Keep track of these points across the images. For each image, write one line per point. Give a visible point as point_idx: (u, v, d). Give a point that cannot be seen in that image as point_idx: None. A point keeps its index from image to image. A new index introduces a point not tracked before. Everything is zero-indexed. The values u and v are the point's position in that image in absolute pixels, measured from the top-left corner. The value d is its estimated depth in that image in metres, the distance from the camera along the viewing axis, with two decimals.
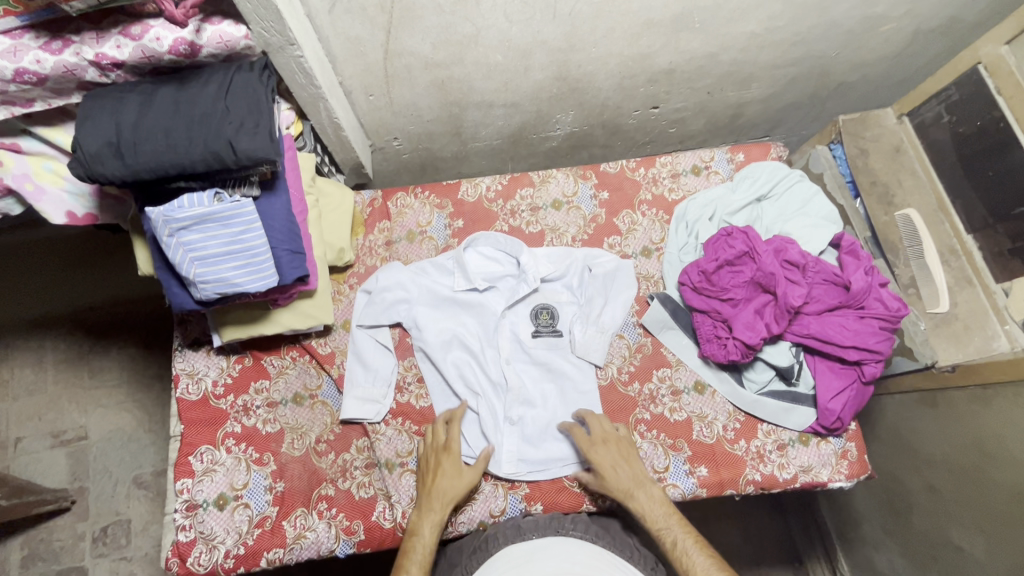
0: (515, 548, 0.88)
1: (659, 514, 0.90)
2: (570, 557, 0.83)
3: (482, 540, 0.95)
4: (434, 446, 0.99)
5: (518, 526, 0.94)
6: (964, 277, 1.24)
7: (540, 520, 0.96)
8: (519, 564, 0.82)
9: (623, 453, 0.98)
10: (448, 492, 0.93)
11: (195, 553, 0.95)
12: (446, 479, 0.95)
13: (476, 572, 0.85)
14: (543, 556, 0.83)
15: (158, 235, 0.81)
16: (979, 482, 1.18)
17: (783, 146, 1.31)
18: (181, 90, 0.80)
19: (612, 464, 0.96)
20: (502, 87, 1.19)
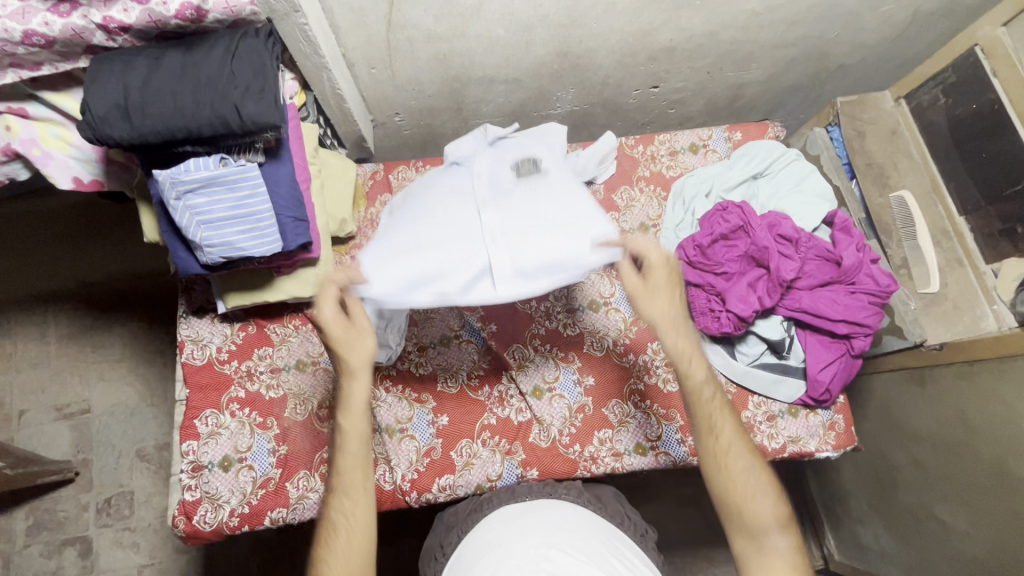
0: (510, 505, 0.93)
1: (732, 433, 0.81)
2: (560, 515, 0.88)
3: (479, 503, 0.98)
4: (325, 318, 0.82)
5: (514, 490, 0.97)
6: (954, 258, 1.28)
7: (534, 485, 0.98)
8: (511, 519, 0.87)
9: (674, 295, 0.86)
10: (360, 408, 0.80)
11: (201, 512, 0.98)
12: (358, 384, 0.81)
13: (471, 531, 0.90)
14: (535, 513, 0.88)
15: (164, 199, 0.82)
16: (962, 456, 1.21)
17: (781, 127, 1.33)
18: (187, 54, 0.80)
19: (663, 308, 0.85)
20: (503, 62, 1.20)
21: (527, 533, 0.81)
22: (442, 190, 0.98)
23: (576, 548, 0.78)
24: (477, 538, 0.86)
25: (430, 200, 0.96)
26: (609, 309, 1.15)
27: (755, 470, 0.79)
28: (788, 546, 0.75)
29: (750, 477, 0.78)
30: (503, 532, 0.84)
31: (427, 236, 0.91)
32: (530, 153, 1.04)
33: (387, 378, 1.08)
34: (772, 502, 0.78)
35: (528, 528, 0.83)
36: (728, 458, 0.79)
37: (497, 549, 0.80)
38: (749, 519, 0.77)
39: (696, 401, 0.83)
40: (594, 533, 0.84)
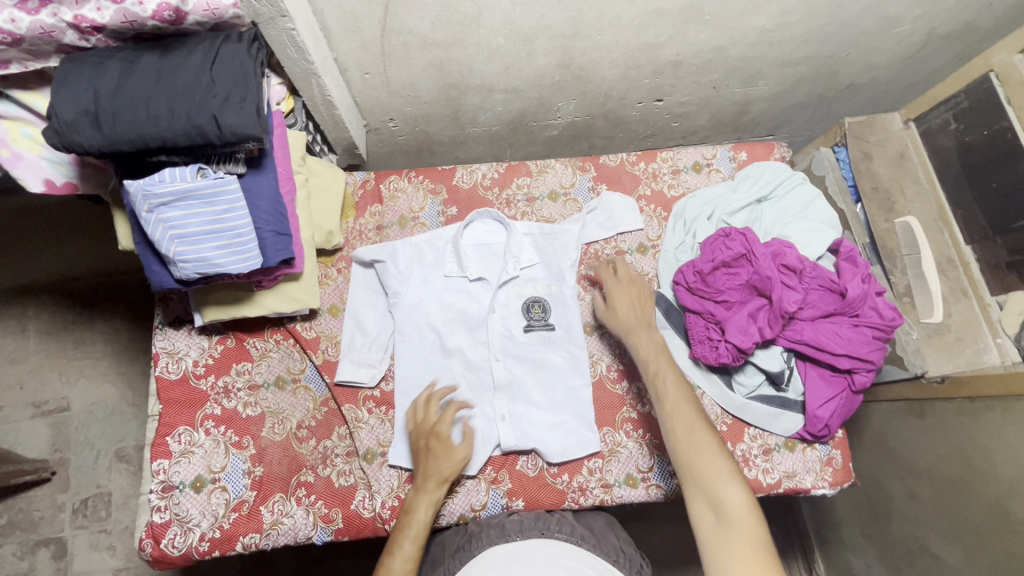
0: (498, 548, 0.87)
1: (682, 401, 0.84)
2: (552, 560, 0.82)
3: (465, 540, 0.93)
4: (423, 431, 0.95)
5: (502, 528, 0.93)
6: (959, 288, 1.25)
7: (524, 521, 0.94)
8: (502, 565, 0.82)
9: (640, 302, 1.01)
10: (434, 492, 0.90)
11: (170, 535, 0.93)
12: (444, 462, 0.92)
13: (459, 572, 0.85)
14: (527, 558, 0.82)
15: (136, 211, 0.77)
16: (962, 494, 1.18)
17: (787, 147, 1.29)
18: (165, 58, 0.76)
19: (626, 307, 0.99)
20: (503, 71, 1.15)
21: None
22: (449, 297, 1.10)
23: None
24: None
25: (440, 302, 1.09)
26: (603, 333, 1.11)
27: (698, 426, 0.81)
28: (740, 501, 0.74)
29: (701, 444, 0.79)
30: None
31: (441, 320, 1.08)
32: (539, 287, 1.12)
33: (369, 398, 1.05)
34: (732, 485, 0.75)
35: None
36: (690, 421, 0.82)
37: None
38: (703, 480, 0.76)
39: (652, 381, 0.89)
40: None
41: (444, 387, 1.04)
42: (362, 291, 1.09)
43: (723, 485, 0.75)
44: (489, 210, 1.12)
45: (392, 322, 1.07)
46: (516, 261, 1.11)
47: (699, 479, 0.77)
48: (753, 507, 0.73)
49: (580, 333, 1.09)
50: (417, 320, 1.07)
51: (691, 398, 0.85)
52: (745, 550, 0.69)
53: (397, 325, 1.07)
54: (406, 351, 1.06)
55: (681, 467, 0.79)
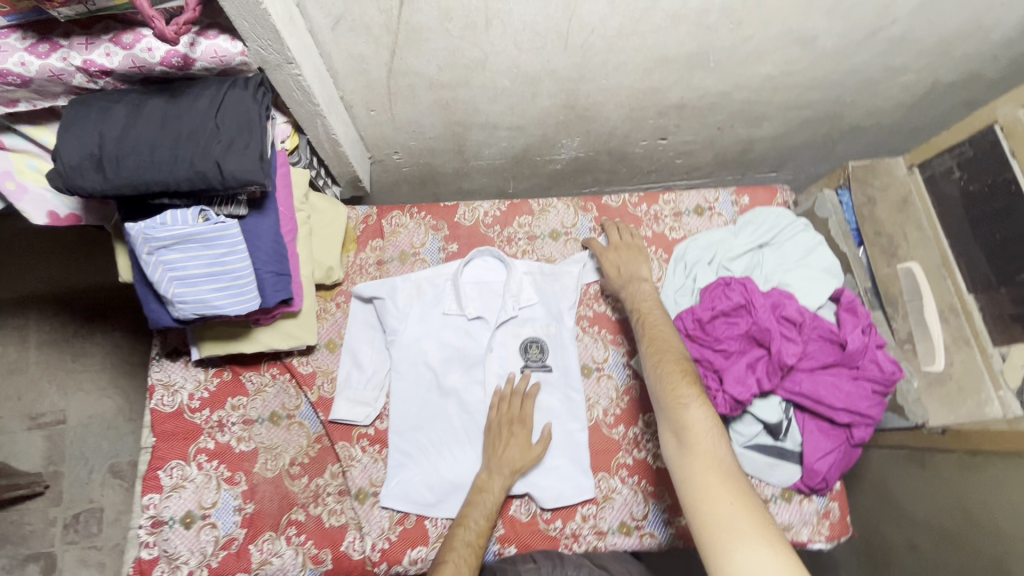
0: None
1: (661, 339, 0.91)
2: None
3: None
4: (505, 418, 1.01)
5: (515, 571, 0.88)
6: (962, 337, 1.20)
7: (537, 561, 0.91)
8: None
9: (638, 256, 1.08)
10: (505, 475, 0.95)
11: (157, 572, 0.92)
12: (514, 447, 0.98)
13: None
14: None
15: (137, 253, 0.78)
16: (959, 548, 1.17)
17: (790, 191, 1.29)
18: (171, 103, 0.76)
19: (625, 261, 1.08)
20: (508, 110, 1.16)
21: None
22: (447, 335, 1.10)
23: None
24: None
25: (438, 341, 1.09)
26: (601, 376, 1.10)
27: (669, 358, 0.87)
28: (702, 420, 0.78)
29: (670, 373, 0.85)
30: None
31: (439, 358, 1.08)
32: (537, 327, 1.12)
33: (364, 436, 1.04)
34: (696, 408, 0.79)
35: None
36: (665, 355, 0.88)
37: None
38: (670, 404, 0.81)
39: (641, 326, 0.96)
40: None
41: (438, 428, 1.04)
42: (359, 327, 1.09)
43: (684, 406, 0.80)
44: (490, 249, 1.12)
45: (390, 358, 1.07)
46: (515, 301, 1.11)
47: (667, 400, 0.82)
48: (715, 426, 0.77)
49: (577, 375, 1.09)
50: (413, 358, 1.07)
51: (669, 337, 0.91)
52: (701, 463, 0.74)
53: (394, 363, 1.07)
54: (402, 389, 1.06)
55: (654, 395, 0.85)
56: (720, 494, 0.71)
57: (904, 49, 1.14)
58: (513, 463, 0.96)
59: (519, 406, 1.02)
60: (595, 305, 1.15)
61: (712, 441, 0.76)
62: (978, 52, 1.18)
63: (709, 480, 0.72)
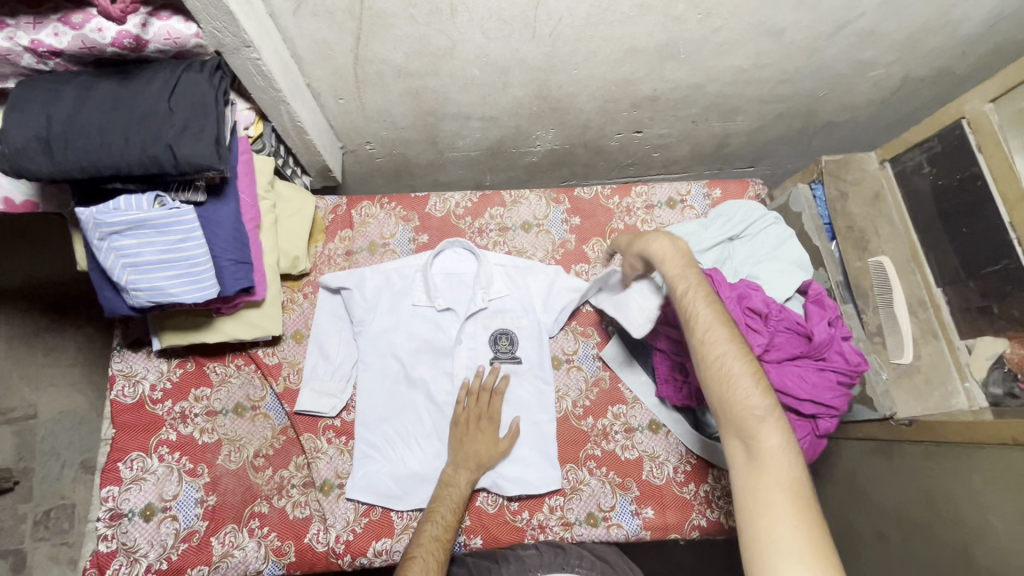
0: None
1: (719, 330, 0.78)
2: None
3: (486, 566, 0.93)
4: (474, 412, 1.00)
5: (522, 561, 0.92)
6: (930, 330, 1.27)
7: (543, 555, 0.93)
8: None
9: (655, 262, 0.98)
10: (472, 474, 0.94)
11: (115, 565, 0.90)
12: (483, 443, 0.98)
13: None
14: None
15: (88, 238, 0.76)
16: (925, 537, 1.17)
17: (762, 184, 1.29)
18: (123, 85, 0.75)
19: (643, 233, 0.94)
20: (480, 100, 1.15)
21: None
22: (417, 326, 1.08)
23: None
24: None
25: (407, 332, 1.08)
26: (570, 367, 1.10)
27: (735, 357, 0.75)
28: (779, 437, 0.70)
29: (741, 377, 0.73)
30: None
31: (407, 350, 1.07)
32: (507, 318, 1.11)
33: (330, 428, 1.03)
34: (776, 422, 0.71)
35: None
36: (726, 350, 0.76)
37: None
38: (740, 412, 0.72)
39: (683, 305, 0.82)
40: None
41: (405, 420, 1.03)
42: (326, 318, 1.07)
43: (761, 421, 0.71)
44: (460, 240, 1.10)
45: (359, 349, 1.06)
46: (485, 292, 1.10)
47: (737, 409, 0.72)
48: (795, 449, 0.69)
49: (548, 366, 1.08)
50: (381, 349, 1.06)
51: (727, 327, 0.78)
52: (771, 482, 0.67)
53: (362, 354, 1.06)
54: (369, 382, 1.05)
55: (715, 395, 0.75)
56: (791, 521, 0.64)
57: (874, 43, 1.14)
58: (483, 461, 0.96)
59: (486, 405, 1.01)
60: None
61: (790, 461, 0.69)
62: (946, 48, 1.19)
63: (780, 501, 0.66)
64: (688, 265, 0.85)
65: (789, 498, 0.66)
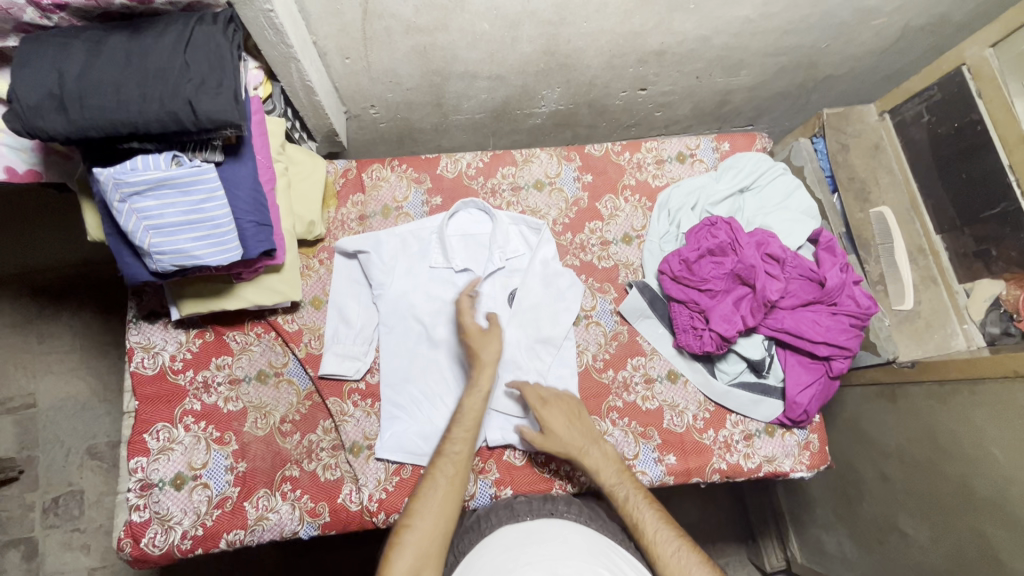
0: (512, 528, 0.86)
1: (665, 531, 0.85)
2: (565, 540, 0.81)
3: (475, 520, 0.94)
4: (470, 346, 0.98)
5: (512, 508, 0.93)
6: (930, 276, 1.30)
7: (533, 501, 0.94)
8: (515, 545, 0.80)
9: (573, 422, 0.97)
10: (468, 433, 0.91)
11: (150, 534, 0.91)
12: (475, 405, 0.93)
13: (471, 554, 0.82)
14: (540, 538, 0.81)
15: (106, 200, 0.73)
16: (929, 474, 1.21)
17: (768, 138, 1.30)
18: (134, 39, 0.72)
19: (565, 426, 0.95)
20: (488, 58, 1.13)
21: (535, 562, 0.74)
22: (435, 289, 1.09)
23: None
24: (479, 565, 0.78)
25: (425, 295, 1.08)
26: (589, 323, 1.12)
27: (686, 552, 0.82)
28: None
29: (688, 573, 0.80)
30: (508, 557, 0.76)
31: (426, 314, 1.07)
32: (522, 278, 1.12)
33: (355, 391, 1.04)
34: None
35: (535, 556, 0.76)
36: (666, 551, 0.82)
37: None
38: None
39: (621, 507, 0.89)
40: (600, 558, 0.79)
41: (429, 381, 1.04)
42: (347, 282, 1.08)
43: None
44: (474, 201, 1.11)
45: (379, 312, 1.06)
46: (502, 252, 1.11)
47: None
48: None
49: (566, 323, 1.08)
50: (402, 311, 1.06)
51: (671, 527, 0.85)
52: None
53: (383, 316, 1.06)
54: (392, 345, 1.05)
55: None
56: None
57: None
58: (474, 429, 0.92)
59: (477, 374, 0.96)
60: (581, 254, 1.15)
61: None
62: None
63: None
64: (623, 481, 0.92)
65: None
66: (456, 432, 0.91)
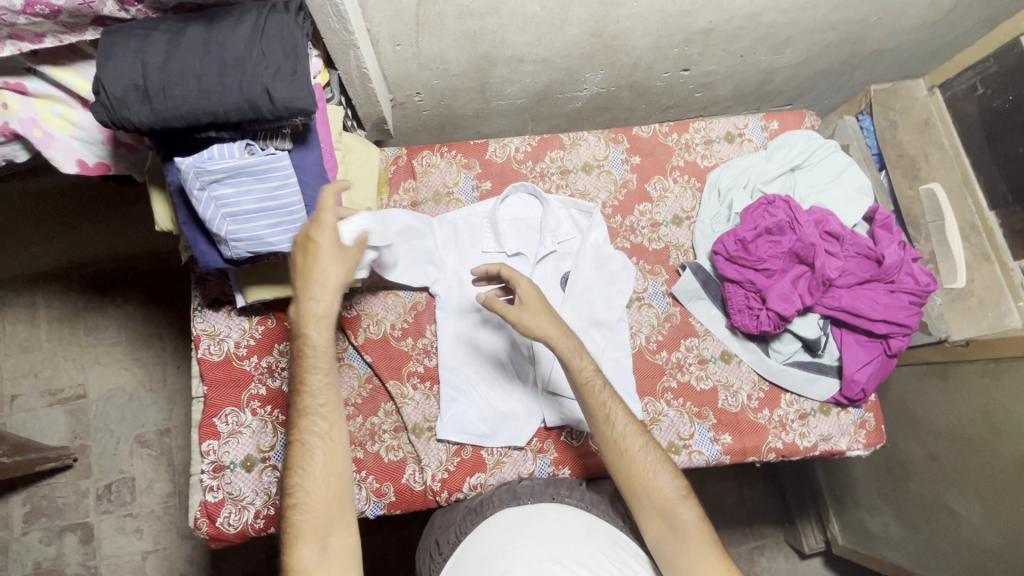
0: (511, 510, 0.87)
1: (634, 435, 0.85)
2: (564, 523, 0.82)
3: (477, 505, 0.93)
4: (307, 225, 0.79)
5: (514, 491, 0.92)
6: (982, 254, 1.22)
7: (536, 486, 0.93)
8: (516, 526, 0.82)
9: (548, 309, 0.91)
10: (328, 380, 0.79)
11: (224, 513, 0.94)
12: (326, 332, 0.79)
13: (473, 535, 0.84)
14: (540, 520, 0.83)
15: (187, 188, 0.76)
16: (980, 452, 1.17)
17: (816, 116, 1.29)
18: (211, 29, 0.73)
19: (534, 313, 0.90)
20: (536, 40, 1.13)
21: (531, 545, 0.76)
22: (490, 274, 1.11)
23: (581, 564, 0.73)
24: (476, 547, 0.81)
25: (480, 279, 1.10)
26: (642, 305, 1.12)
27: (648, 449, 0.84)
28: (692, 513, 0.81)
29: (654, 469, 0.83)
30: (506, 539, 0.79)
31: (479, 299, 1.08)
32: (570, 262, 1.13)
33: (414, 374, 1.06)
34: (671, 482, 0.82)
35: (532, 537, 0.78)
36: (630, 449, 0.84)
37: (500, 560, 0.75)
38: (659, 500, 0.81)
39: (590, 397, 0.87)
40: (599, 542, 0.80)
41: (485, 364, 1.06)
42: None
43: (677, 500, 0.81)
44: (526, 184, 1.11)
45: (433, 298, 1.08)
46: (553, 236, 1.12)
47: (638, 486, 0.82)
48: (702, 522, 0.80)
49: (619, 305, 1.08)
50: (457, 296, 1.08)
51: (640, 430, 0.86)
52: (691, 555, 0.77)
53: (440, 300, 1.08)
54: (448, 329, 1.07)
55: (628, 482, 0.82)
56: None
57: None
58: (333, 365, 0.80)
59: (302, 288, 0.78)
60: (631, 237, 1.16)
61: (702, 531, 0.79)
62: None
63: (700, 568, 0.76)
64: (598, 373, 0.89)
65: (700, 552, 0.78)
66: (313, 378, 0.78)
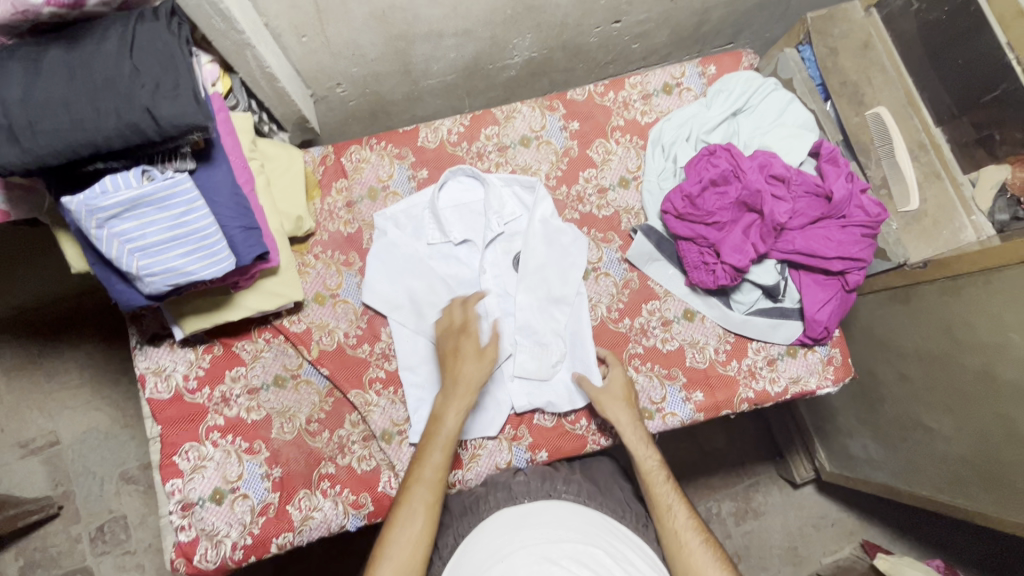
0: (509, 512, 0.85)
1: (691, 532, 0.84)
2: (561, 523, 0.81)
3: (472, 502, 0.92)
4: (451, 331, 0.94)
5: (510, 490, 0.91)
6: (932, 172, 1.19)
7: (531, 482, 0.92)
8: (511, 529, 0.80)
9: (628, 398, 0.97)
10: (433, 489, 0.82)
11: (201, 551, 0.91)
12: (438, 451, 0.85)
13: (469, 537, 0.84)
14: (538, 521, 0.81)
15: (83, 229, 0.70)
16: (947, 367, 1.18)
17: (754, 54, 1.24)
18: (74, 50, 0.66)
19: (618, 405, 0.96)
20: (452, 12, 1.06)
21: (529, 547, 0.75)
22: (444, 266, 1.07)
23: (580, 563, 0.73)
24: (476, 550, 0.79)
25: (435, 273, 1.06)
26: (598, 275, 1.10)
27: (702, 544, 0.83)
28: None
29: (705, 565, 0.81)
30: (503, 542, 0.78)
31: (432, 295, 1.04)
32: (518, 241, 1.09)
33: (376, 380, 1.03)
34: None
35: (530, 540, 0.77)
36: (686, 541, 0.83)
37: (498, 566, 0.73)
38: None
39: (650, 487, 0.90)
40: (597, 540, 0.79)
41: None
42: (348, 276, 1.06)
43: None
44: (462, 167, 1.06)
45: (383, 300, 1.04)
46: (498, 217, 1.07)
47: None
48: None
49: (575, 279, 1.06)
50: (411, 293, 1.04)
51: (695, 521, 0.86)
52: None
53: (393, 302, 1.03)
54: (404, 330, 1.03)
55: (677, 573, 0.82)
56: None
57: None
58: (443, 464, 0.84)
59: (441, 396, 0.89)
60: (579, 207, 1.12)
61: None
62: None
63: None
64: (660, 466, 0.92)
65: None
66: (407, 490, 0.82)
